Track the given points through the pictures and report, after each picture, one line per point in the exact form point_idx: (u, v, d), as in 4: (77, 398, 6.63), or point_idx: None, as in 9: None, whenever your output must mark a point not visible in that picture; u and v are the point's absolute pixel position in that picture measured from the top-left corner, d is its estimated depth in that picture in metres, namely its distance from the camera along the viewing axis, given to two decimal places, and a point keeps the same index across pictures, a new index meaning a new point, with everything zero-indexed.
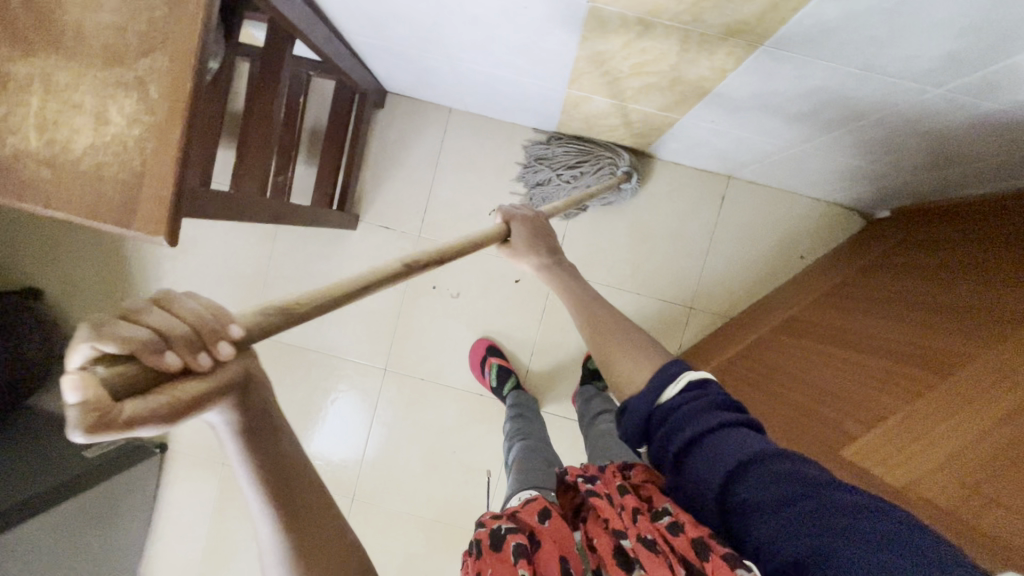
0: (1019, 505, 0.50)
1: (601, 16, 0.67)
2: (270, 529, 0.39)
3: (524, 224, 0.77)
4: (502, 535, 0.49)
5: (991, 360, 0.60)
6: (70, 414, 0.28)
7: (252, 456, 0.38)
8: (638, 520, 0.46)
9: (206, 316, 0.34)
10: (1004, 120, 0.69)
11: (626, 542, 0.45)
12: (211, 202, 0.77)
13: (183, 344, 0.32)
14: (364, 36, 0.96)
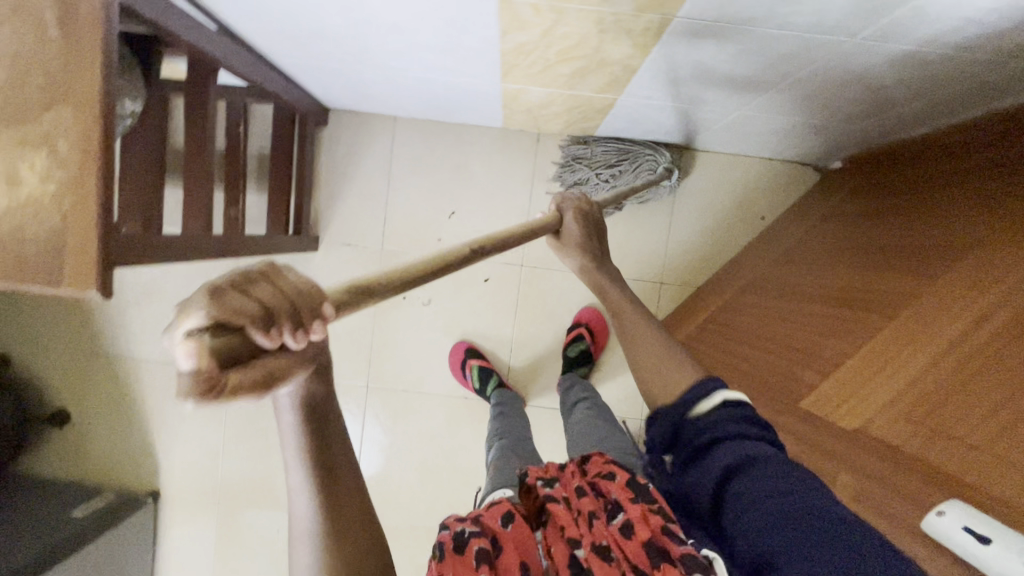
0: (957, 432, 0.51)
1: (513, 9, 0.67)
2: (307, 499, 0.39)
3: (575, 220, 0.72)
4: (465, 538, 0.49)
5: (931, 295, 0.61)
6: (178, 383, 0.22)
7: (305, 430, 0.37)
8: (594, 526, 0.52)
9: (314, 283, 0.27)
10: (918, 59, 0.70)
11: (580, 551, 0.51)
12: (152, 245, 0.76)
13: (292, 321, 0.25)
14: (290, 57, 0.95)
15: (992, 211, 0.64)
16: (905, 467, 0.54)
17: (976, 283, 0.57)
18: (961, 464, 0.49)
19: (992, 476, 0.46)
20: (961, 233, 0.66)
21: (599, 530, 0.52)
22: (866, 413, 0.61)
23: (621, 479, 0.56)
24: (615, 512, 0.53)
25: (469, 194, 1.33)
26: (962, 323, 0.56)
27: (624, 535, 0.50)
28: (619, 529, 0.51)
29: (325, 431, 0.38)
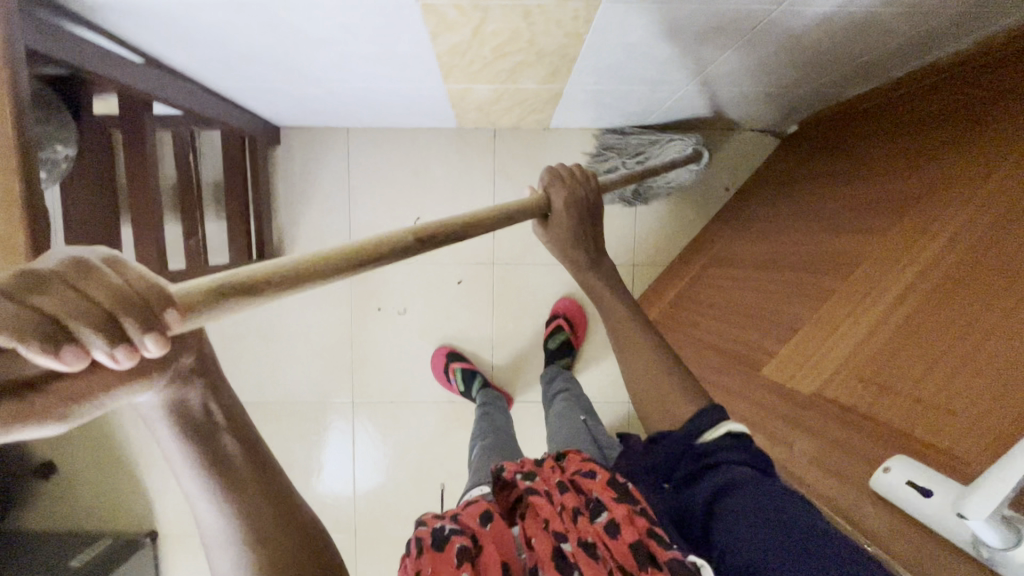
0: (903, 390, 0.51)
1: (437, 11, 0.65)
2: (212, 515, 0.36)
3: (563, 205, 0.67)
4: (446, 536, 0.49)
5: (883, 251, 0.62)
6: None
7: (188, 444, 0.35)
8: (578, 522, 0.50)
9: (133, 293, 0.25)
10: (828, 29, 0.70)
11: (565, 545, 0.49)
12: None
13: (86, 338, 0.24)
14: (225, 81, 0.93)
15: (932, 163, 0.65)
16: (859, 430, 0.54)
17: (922, 235, 0.58)
18: (908, 424, 0.49)
19: (930, 427, 0.47)
20: (905, 187, 0.67)
21: (583, 526, 0.50)
22: (820, 373, 0.61)
23: (603, 476, 0.55)
24: (600, 509, 0.51)
25: (431, 198, 1.32)
26: (909, 274, 0.57)
27: (610, 534, 0.48)
28: (604, 526, 0.49)
29: (211, 442, 0.36)
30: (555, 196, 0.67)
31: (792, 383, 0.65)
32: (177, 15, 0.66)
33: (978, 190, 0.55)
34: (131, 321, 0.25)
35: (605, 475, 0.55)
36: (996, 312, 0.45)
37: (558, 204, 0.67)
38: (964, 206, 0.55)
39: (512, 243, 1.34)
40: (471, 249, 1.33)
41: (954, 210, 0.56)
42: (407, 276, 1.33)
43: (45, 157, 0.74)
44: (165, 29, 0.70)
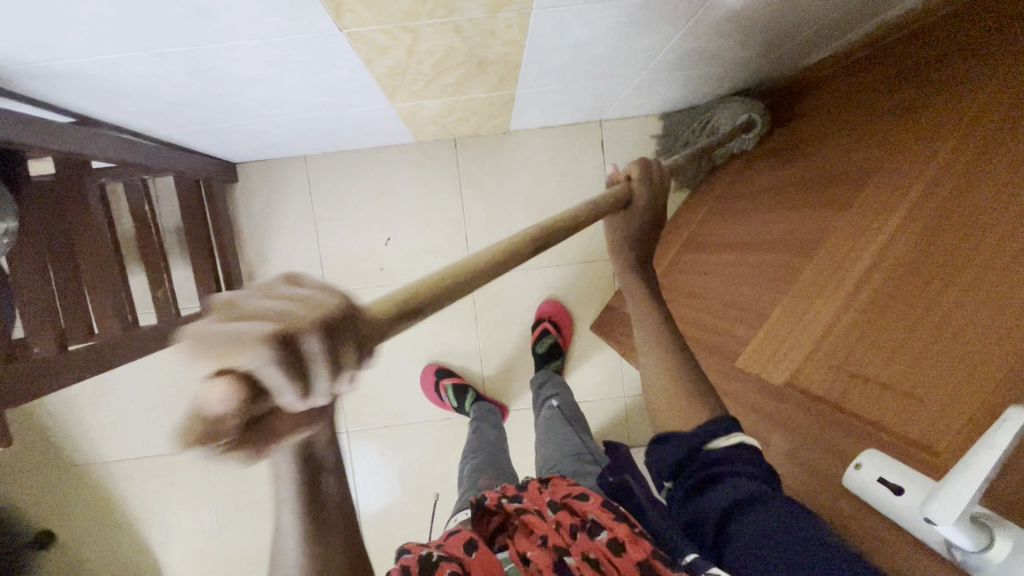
0: (874, 376, 0.49)
1: (364, 38, 0.63)
2: (295, 545, 0.36)
3: (640, 201, 0.65)
4: (435, 562, 0.44)
5: (848, 227, 0.60)
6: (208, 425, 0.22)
7: (297, 480, 0.34)
8: (579, 538, 0.50)
9: (368, 335, 0.26)
10: (757, 8, 0.68)
11: (568, 560, 0.49)
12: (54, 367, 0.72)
13: (338, 379, 0.24)
14: (165, 128, 0.90)
15: (883, 131, 0.63)
16: (831, 418, 0.53)
17: (880, 209, 0.57)
18: (878, 411, 0.48)
19: (899, 418, 0.46)
20: (860, 159, 0.65)
21: (584, 544, 0.49)
22: (791, 361, 0.60)
23: (596, 497, 0.54)
24: (599, 528, 0.50)
25: (399, 217, 1.29)
26: (870, 252, 0.55)
27: (614, 551, 0.47)
28: (607, 544, 0.48)
29: (319, 483, 0.35)
30: (638, 192, 0.64)
31: (764, 373, 0.63)
32: (96, 72, 0.64)
33: (929, 159, 0.53)
34: (357, 354, 0.25)
35: (598, 496, 0.54)
36: (957, 290, 0.44)
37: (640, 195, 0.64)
38: (917, 176, 0.54)
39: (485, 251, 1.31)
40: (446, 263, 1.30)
41: (907, 181, 0.55)
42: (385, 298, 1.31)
43: None
44: (87, 87, 0.68)
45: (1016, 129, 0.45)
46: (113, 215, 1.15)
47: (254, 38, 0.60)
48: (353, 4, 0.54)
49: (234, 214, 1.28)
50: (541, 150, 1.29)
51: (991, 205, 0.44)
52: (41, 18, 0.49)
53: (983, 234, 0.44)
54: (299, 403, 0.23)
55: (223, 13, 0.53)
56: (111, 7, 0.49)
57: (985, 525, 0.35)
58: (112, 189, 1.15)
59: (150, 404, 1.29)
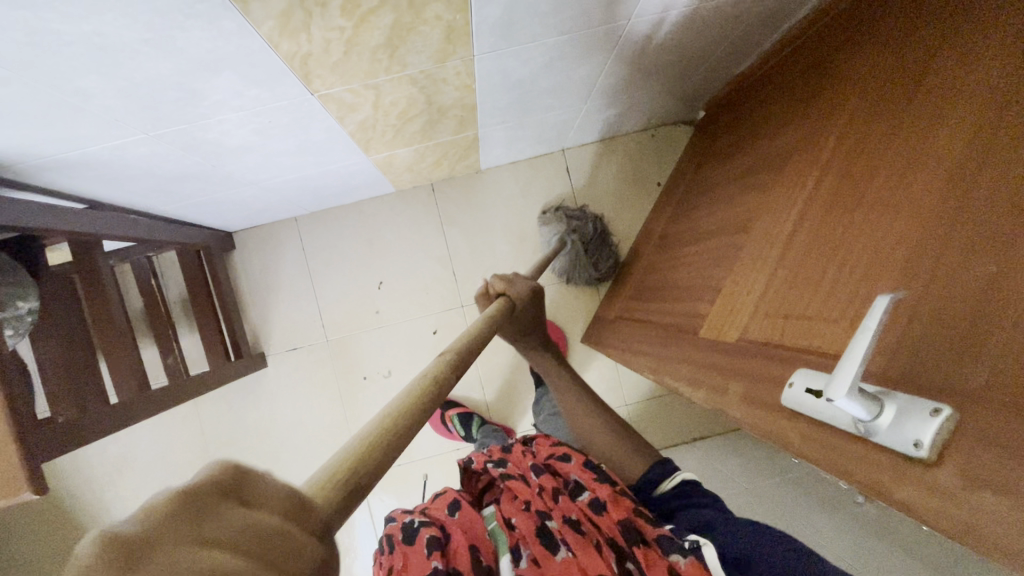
0: (800, 312, 0.53)
1: (332, 98, 0.73)
2: None
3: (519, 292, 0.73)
4: (416, 529, 0.51)
5: (778, 200, 0.67)
6: None
7: None
8: (560, 501, 0.55)
9: None
10: (665, 31, 0.79)
11: (551, 523, 0.51)
12: (71, 429, 0.76)
13: None
14: (166, 204, 0.99)
15: (798, 120, 0.72)
16: (769, 355, 0.56)
17: (800, 180, 0.64)
18: (803, 338, 0.52)
19: (818, 339, 0.49)
20: (782, 145, 0.73)
21: (566, 505, 0.55)
22: (741, 322, 0.64)
23: (577, 460, 0.63)
24: (581, 491, 0.58)
25: (388, 261, 1.37)
26: (794, 216, 0.62)
27: (596, 511, 0.55)
28: (589, 504, 0.56)
29: None
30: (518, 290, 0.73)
31: (719, 338, 0.67)
32: (103, 156, 0.73)
33: (829, 135, 0.61)
34: None
35: (580, 460, 0.63)
36: (856, 229, 0.50)
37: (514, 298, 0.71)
38: (822, 151, 0.61)
39: (473, 282, 1.38)
40: (437, 298, 1.37)
41: (817, 154, 0.62)
42: (382, 339, 1.36)
43: (9, 315, 0.77)
44: (98, 173, 0.77)
45: (893, 93, 0.53)
46: (122, 294, 1.23)
47: (239, 110, 0.69)
48: (319, 70, 0.64)
49: (235, 281, 1.36)
50: (513, 182, 1.39)
51: (878, 152, 0.51)
52: (58, 114, 0.58)
53: (880, 173, 0.50)
54: None
55: (211, 92, 0.63)
56: (119, 98, 0.59)
57: (877, 397, 0.38)
58: (120, 269, 1.23)
59: (168, 472, 1.32)
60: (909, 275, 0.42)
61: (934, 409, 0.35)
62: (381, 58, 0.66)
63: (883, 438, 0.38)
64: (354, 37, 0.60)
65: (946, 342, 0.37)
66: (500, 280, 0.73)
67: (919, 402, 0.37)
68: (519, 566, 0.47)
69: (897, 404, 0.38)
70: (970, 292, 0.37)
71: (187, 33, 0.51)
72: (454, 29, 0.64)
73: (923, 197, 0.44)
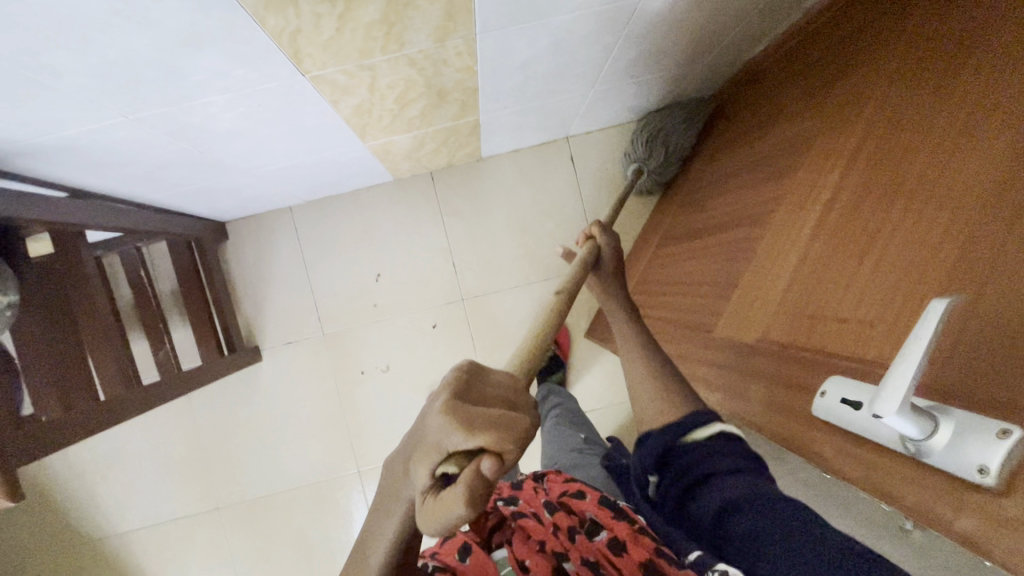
0: (830, 311, 0.50)
1: (324, 79, 0.68)
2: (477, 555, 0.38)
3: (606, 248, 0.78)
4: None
5: (801, 190, 0.63)
6: (486, 463, 0.30)
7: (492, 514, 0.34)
8: (578, 542, 0.50)
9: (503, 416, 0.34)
10: (680, 9, 0.74)
11: (568, 567, 0.48)
12: (53, 426, 0.72)
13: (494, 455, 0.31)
14: (152, 192, 0.95)
15: (824, 102, 0.67)
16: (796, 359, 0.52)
17: (826, 168, 0.59)
18: (834, 341, 0.48)
19: (853, 345, 0.46)
20: (805, 129, 0.69)
21: (584, 546, 0.50)
22: (760, 321, 0.61)
23: (593, 496, 0.55)
24: (599, 529, 0.51)
25: (387, 253, 1.33)
26: (820, 205, 0.58)
27: (615, 552, 0.48)
28: (607, 544, 0.49)
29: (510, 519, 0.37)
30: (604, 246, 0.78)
31: (738, 337, 0.64)
32: (82, 142, 0.68)
33: (860, 119, 0.57)
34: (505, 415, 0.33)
35: (596, 495, 0.56)
36: (893, 224, 0.46)
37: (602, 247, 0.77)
38: (852, 138, 0.57)
39: (477, 274, 1.33)
40: (438, 291, 1.33)
41: (847, 137, 0.58)
42: (381, 333, 1.33)
43: None
44: (77, 158, 0.73)
45: (934, 70, 0.48)
46: (111, 286, 1.19)
47: (224, 91, 0.65)
48: (310, 48, 0.60)
49: (228, 272, 1.32)
50: (516, 172, 1.34)
51: (917, 136, 0.47)
52: (26, 95, 0.54)
53: (921, 160, 0.46)
54: (489, 468, 0.30)
55: (193, 71, 0.58)
56: (92, 77, 0.54)
57: (930, 417, 0.36)
58: (108, 260, 1.19)
59: (162, 468, 1.30)
60: (962, 273, 0.39)
61: (1002, 429, 0.33)
62: (377, 35, 0.61)
63: (939, 460, 0.36)
64: (346, 12, 0.55)
65: (1003, 363, 0.34)
66: (595, 228, 0.79)
67: (984, 420, 0.34)
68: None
69: (954, 422, 0.35)
70: None
71: (160, 4, 0.47)
72: (455, 4, 0.60)
73: (976, 189, 0.40)
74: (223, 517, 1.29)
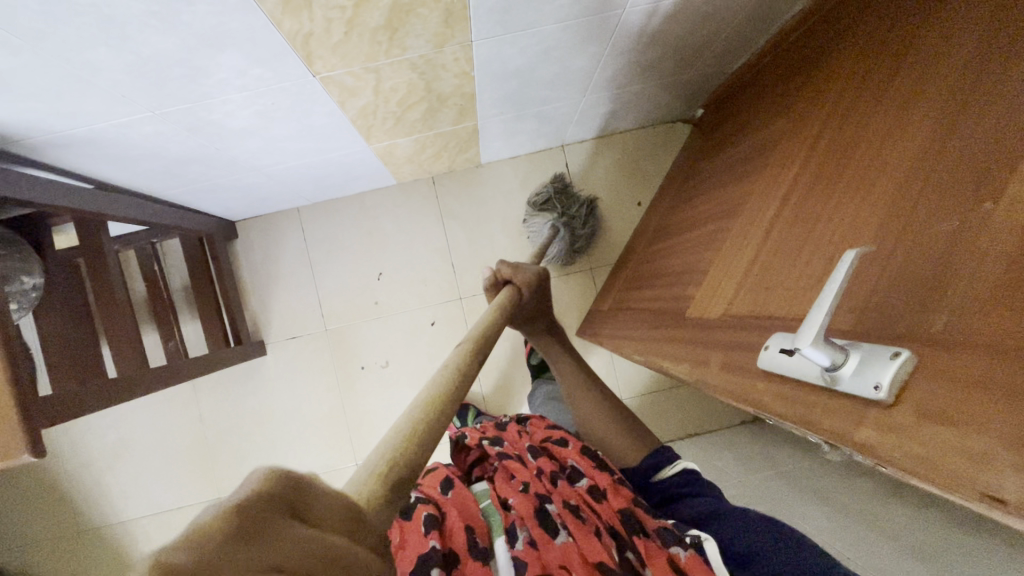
0: (782, 283, 0.59)
1: (333, 80, 0.74)
2: None
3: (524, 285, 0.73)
4: (413, 506, 0.51)
5: (764, 183, 0.72)
6: None
7: None
8: (561, 487, 0.55)
9: None
10: (660, 23, 0.81)
11: (550, 507, 0.51)
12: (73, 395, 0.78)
13: None
14: (170, 187, 1.01)
15: (792, 106, 0.73)
16: None
17: (786, 165, 0.68)
18: (785, 309, 0.57)
19: (800, 307, 0.55)
20: (772, 133, 0.76)
21: (566, 491, 0.55)
22: (725, 299, 0.71)
23: (575, 445, 0.63)
24: (579, 476, 0.58)
25: (388, 252, 1.39)
26: (781, 194, 0.67)
27: (596, 499, 0.55)
28: (588, 491, 0.56)
29: None
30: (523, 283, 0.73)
31: (710, 315, 0.73)
32: (110, 135, 0.75)
33: (815, 121, 0.65)
34: None
35: (578, 444, 0.63)
36: (838, 200, 0.56)
37: (523, 287, 0.73)
38: (808, 137, 0.66)
39: (476, 274, 1.39)
40: (436, 290, 1.38)
41: (804, 138, 0.66)
42: (382, 330, 1.38)
43: (15, 289, 0.80)
44: (105, 151, 0.80)
45: (876, 68, 0.57)
46: (125, 280, 1.25)
47: (243, 90, 0.71)
48: (321, 51, 0.66)
49: (236, 269, 1.38)
50: (513, 177, 1.41)
51: (859, 130, 0.56)
52: (67, 87, 0.60)
53: (862, 148, 0.55)
54: None
55: (216, 69, 0.65)
56: (126, 73, 0.61)
57: (845, 351, 0.44)
58: (123, 255, 1.26)
59: (166, 457, 1.34)
60: (888, 229, 0.48)
61: (894, 352, 0.41)
62: (381, 40, 0.68)
63: (847, 386, 0.44)
64: (355, 18, 0.62)
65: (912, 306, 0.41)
66: (508, 266, 0.74)
67: (884, 348, 0.42)
68: (515, 548, 0.46)
69: (861, 352, 0.44)
70: (939, 241, 0.42)
71: (192, 7, 0.53)
72: (452, 12, 0.66)
73: (905, 160, 0.49)
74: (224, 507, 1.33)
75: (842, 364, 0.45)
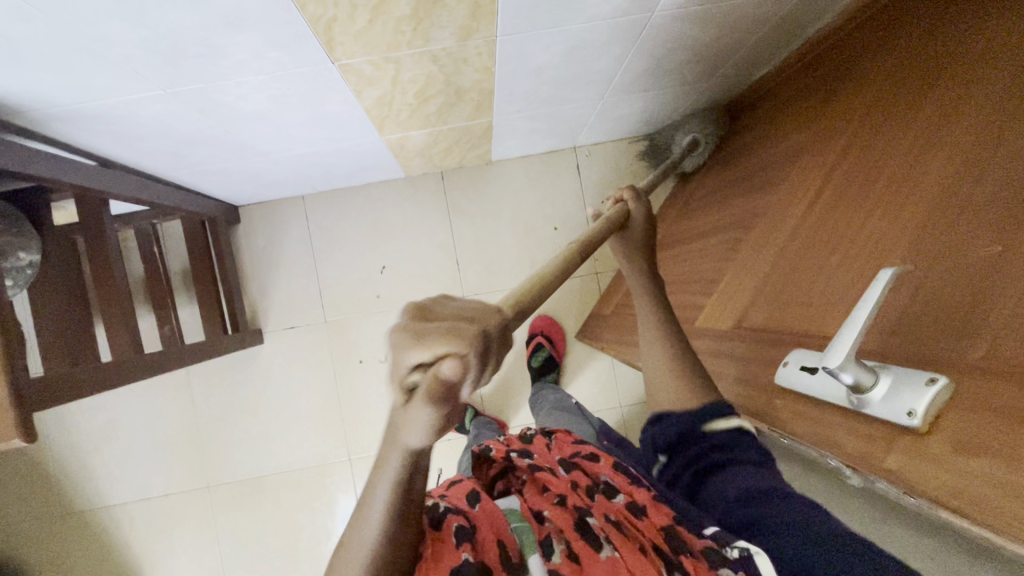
0: (802, 301, 0.58)
1: (351, 68, 0.72)
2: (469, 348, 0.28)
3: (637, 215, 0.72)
4: (441, 517, 0.47)
5: (785, 194, 0.71)
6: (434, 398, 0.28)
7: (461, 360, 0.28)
8: (599, 502, 0.53)
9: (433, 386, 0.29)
10: (688, 28, 0.79)
11: (591, 520, 0.49)
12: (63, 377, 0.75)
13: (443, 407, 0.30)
14: (175, 168, 0.98)
15: (818, 118, 0.72)
16: None
17: (809, 178, 0.67)
18: (806, 329, 0.56)
19: (822, 329, 0.53)
20: (794, 146, 0.75)
21: (604, 505, 0.53)
22: (738, 310, 0.70)
23: (606, 461, 0.62)
24: (614, 492, 0.56)
25: (393, 246, 1.37)
26: (802, 207, 0.66)
27: (636, 514, 0.53)
28: (627, 507, 0.53)
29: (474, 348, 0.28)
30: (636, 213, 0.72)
31: (724, 328, 0.71)
32: (118, 111, 0.72)
33: (843, 133, 0.64)
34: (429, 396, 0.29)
35: (609, 461, 0.62)
36: (868, 214, 0.54)
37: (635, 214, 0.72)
38: (834, 150, 0.64)
39: (480, 273, 1.37)
40: (439, 287, 1.36)
41: (830, 150, 0.65)
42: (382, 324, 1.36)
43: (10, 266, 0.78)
44: (111, 128, 0.77)
45: (909, 83, 0.56)
46: (123, 260, 1.23)
47: (259, 73, 0.69)
48: (343, 37, 0.64)
49: (237, 254, 1.35)
50: (523, 177, 1.39)
51: (892, 144, 0.55)
52: (78, 60, 0.58)
53: (895, 163, 0.54)
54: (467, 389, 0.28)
55: (233, 50, 0.63)
56: (140, 49, 0.59)
57: (875, 372, 0.44)
58: (122, 234, 1.23)
59: (155, 442, 1.31)
60: (920, 252, 0.46)
61: (931, 377, 0.40)
62: (406, 29, 0.66)
63: (875, 409, 0.44)
64: (380, 5, 0.60)
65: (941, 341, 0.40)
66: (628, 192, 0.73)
67: (916, 373, 0.42)
68: (553, 562, 0.44)
69: (891, 375, 0.43)
70: (979, 268, 0.41)
71: None
72: (480, 5, 0.64)
73: (941, 175, 0.47)
74: (212, 495, 1.30)
75: (870, 387, 0.44)
